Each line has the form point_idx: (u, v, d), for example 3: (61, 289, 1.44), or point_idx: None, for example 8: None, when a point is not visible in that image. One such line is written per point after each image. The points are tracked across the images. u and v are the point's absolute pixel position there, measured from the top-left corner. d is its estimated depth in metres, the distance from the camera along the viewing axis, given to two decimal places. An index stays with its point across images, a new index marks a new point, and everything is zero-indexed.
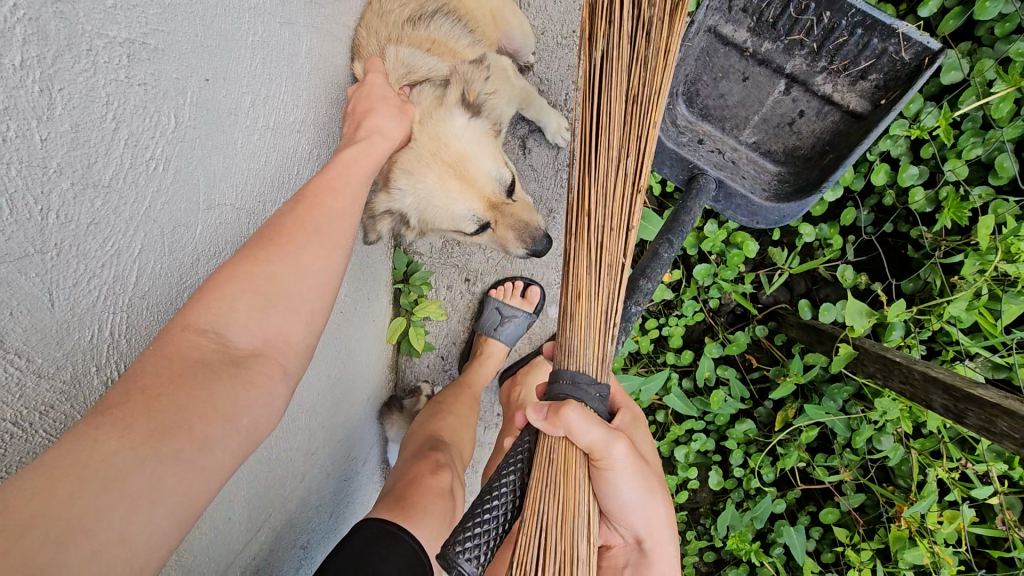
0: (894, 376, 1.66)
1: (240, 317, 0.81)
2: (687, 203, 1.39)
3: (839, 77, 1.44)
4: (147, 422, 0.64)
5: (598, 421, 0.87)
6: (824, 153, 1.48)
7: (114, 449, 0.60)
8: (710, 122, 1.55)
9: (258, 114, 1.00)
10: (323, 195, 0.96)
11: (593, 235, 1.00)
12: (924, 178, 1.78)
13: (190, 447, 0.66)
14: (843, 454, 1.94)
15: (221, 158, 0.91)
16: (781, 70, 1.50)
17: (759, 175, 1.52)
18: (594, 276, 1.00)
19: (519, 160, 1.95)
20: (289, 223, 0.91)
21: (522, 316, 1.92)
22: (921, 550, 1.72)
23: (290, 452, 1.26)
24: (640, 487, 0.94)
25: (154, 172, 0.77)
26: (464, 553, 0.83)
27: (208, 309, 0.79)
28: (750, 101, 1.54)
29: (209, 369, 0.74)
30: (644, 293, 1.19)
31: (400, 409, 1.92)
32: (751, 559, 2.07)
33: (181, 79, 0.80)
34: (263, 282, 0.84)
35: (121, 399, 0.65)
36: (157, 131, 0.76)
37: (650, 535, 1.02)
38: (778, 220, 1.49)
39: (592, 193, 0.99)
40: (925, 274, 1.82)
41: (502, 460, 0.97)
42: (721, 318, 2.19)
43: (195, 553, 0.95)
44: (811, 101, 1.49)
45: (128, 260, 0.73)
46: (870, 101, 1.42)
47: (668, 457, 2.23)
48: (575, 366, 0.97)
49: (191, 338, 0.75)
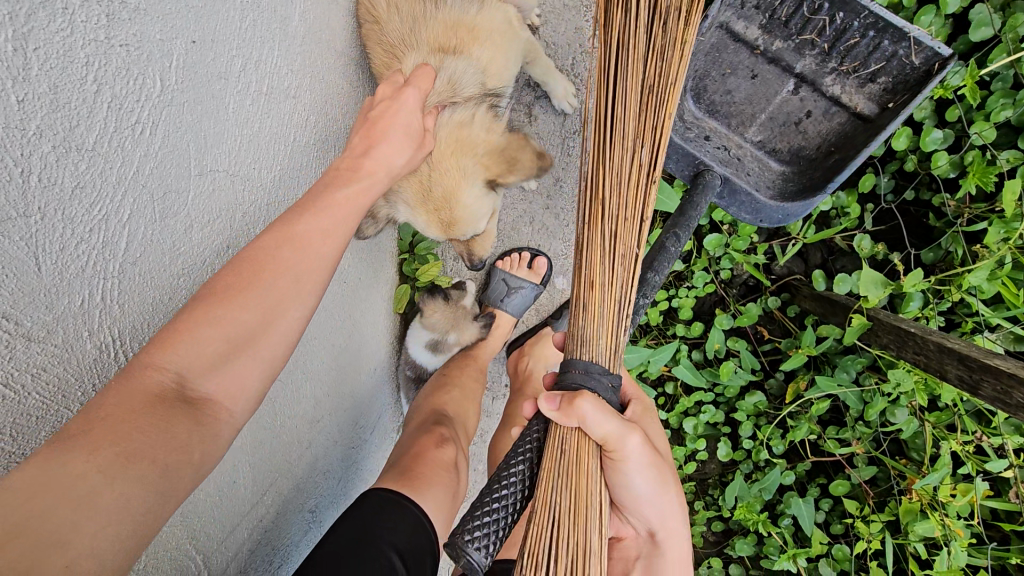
0: (907, 347, 1.62)
1: (204, 358, 0.78)
2: (692, 197, 1.38)
3: (848, 79, 1.40)
4: (112, 448, 0.65)
5: (613, 414, 0.85)
6: (829, 153, 1.45)
7: (82, 469, 0.62)
8: (715, 118, 1.53)
9: (250, 78, 0.99)
10: (306, 237, 0.90)
11: (606, 224, 0.98)
12: (949, 142, 1.68)
13: (155, 474, 0.68)
14: (855, 427, 1.92)
15: (211, 123, 0.90)
16: (791, 69, 1.45)
17: (763, 174, 1.50)
18: (608, 264, 0.98)
19: (525, 128, 1.92)
20: (256, 262, 0.85)
21: (529, 287, 1.90)
22: (933, 522, 1.70)
23: (295, 419, 1.27)
24: (653, 480, 0.94)
25: (141, 137, 0.76)
26: (474, 542, 0.82)
27: (170, 349, 0.75)
28: (757, 98, 1.50)
29: (167, 407, 0.73)
30: (652, 286, 1.16)
31: (444, 299, 1.90)
32: (759, 529, 2.07)
33: (165, 41, 0.78)
34: (229, 331, 0.80)
35: (83, 427, 0.65)
36: (142, 94, 0.75)
37: (662, 528, 1.03)
38: (782, 219, 1.49)
39: (606, 183, 0.98)
40: (947, 243, 1.77)
41: (512, 448, 0.95)
42: (733, 290, 2.15)
43: (200, 514, 0.98)
44: (819, 102, 1.46)
45: (117, 225, 0.73)
46: (878, 104, 1.38)
47: (677, 429, 2.22)
48: (588, 356, 0.94)
49: (153, 376, 0.73)
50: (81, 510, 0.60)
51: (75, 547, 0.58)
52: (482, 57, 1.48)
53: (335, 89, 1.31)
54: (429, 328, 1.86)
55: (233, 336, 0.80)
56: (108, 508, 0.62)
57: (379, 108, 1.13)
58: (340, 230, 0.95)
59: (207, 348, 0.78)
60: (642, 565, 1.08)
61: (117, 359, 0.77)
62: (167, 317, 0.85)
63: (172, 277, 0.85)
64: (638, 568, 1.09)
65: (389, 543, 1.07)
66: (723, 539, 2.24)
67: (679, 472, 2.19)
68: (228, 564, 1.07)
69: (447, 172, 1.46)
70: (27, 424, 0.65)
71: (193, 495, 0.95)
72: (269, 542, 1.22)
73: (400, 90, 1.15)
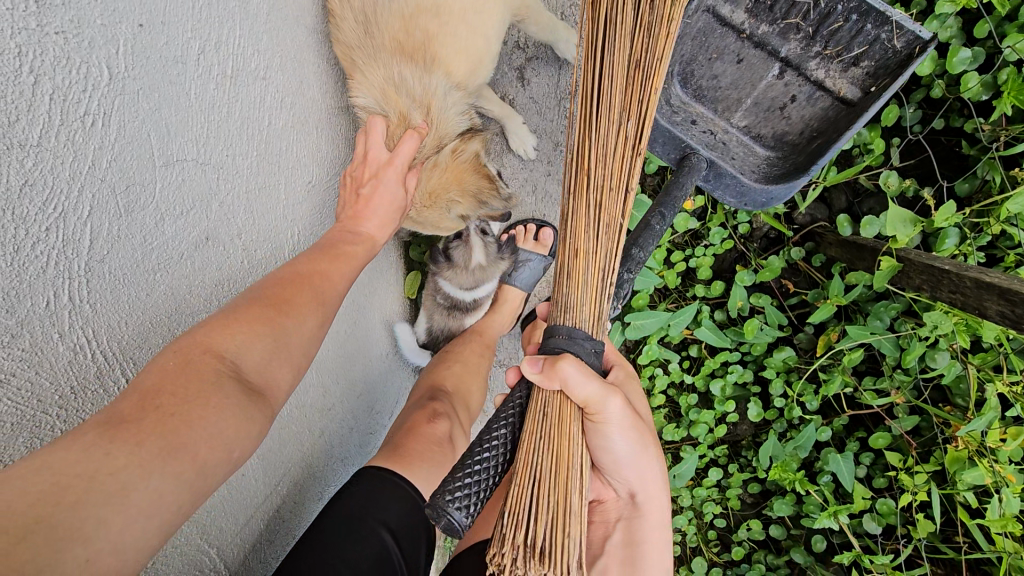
0: (942, 286, 1.52)
1: (257, 355, 0.85)
2: (678, 179, 1.29)
3: (832, 63, 1.32)
4: (157, 440, 0.66)
5: (595, 376, 0.86)
6: (813, 138, 1.37)
7: (122, 463, 0.62)
8: (702, 103, 1.42)
9: (211, 62, 0.95)
10: (330, 273, 1.05)
11: (592, 197, 0.93)
12: (979, 61, 1.55)
13: (192, 473, 0.68)
14: (893, 376, 1.82)
15: (172, 111, 0.86)
16: (776, 53, 1.36)
17: (747, 159, 1.41)
18: (593, 235, 0.93)
19: (518, 93, 1.84)
20: (290, 288, 0.96)
21: (536, 260, 1.82)
22: (982, 469, 1.61)
23: (302, 409, 1.25)
24: (633, 439, 0.94)
25: (93, 128, 0.72)
26: (455, 501, 0.82)
27: (228, 339, 0.82)
28: (743, 84, 1.40)
29: (219, 388, 0.76)
30: (636, 263, 1.12)
31: (446, 258, 1.81)
32: (796, 489, 1.99)
33: (108, 26, 0.74)
34: (279, 333, 0.89)
35: (137, 414, 0.67)
36: (89, 84, 0.72)
37: (642, 489, 1.03)
38: (766, 203, 1.40)
39: (591, 152, 0.91)
40: (983, 171, 1.64)
41: (495, 413, 0.96)
42: (753, 244, 2.05)
43: (207, 510, 0.96)
44: (803, 86, 1.36)
45: (77, 223, 0.71)
46: (861, 88, 1.31)
47: (704, 392, 2.15)
48: (572, 322, 0.92)
49: (212, 363, 0.78)
50: (109, 501, 0.59)
51: (94, 540, 0.56)
52: (444, 67, 1.41)
53: (308, 68, 1.27)
54: (461, 290, 1.81)
55: (280, 339, 0.89)
56: (141, 501, 0.61)
57: (366, 188, 1.24)
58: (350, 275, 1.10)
59: (260, 345, 0.86)
60: (622, 527, 1.07)
61: (94, 360, 0.75)
62: (147, 314, 0.83)
63: (148, 271, 0.83)
64: (617, 530, 1.07)
65: (381, 522, 1.08)
66: (760, 500, 2.17)
67: (710, 436, 2.11)
68: (246, 554, 1.09)
69: (430, 216, 1.51)
70: (2, 432, 0.64)
71: None
72: (285, 531, 1.22)
73: (381, 170, 1.27)
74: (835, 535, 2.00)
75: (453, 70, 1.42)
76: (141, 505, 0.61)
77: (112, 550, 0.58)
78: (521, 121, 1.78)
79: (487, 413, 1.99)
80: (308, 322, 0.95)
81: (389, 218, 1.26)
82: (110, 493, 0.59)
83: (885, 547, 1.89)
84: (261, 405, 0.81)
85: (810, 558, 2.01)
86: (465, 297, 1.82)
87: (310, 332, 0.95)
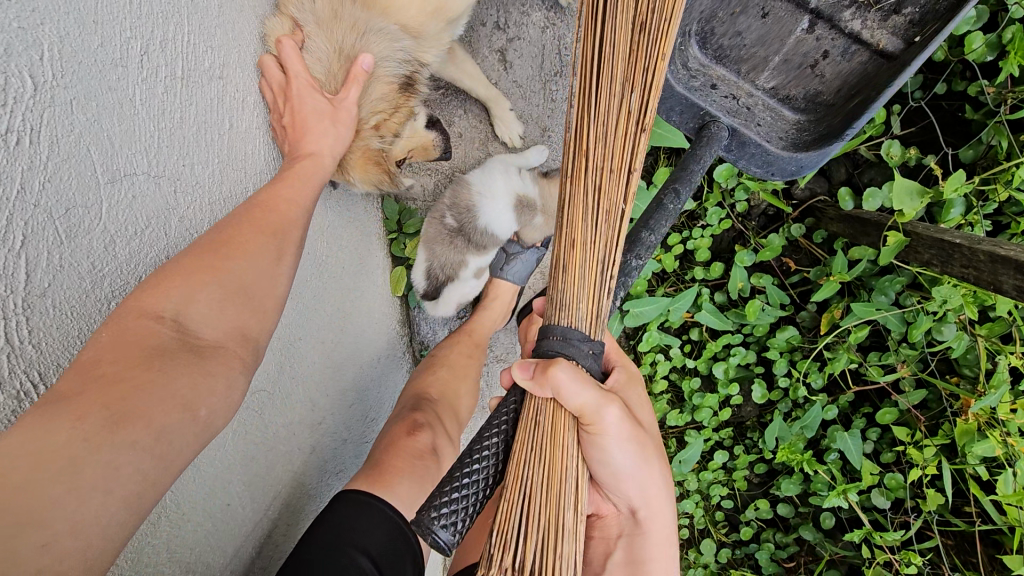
0: (953, 261, 1.47)
1: (203, 306, 0.82)
2: (695, 151, 1.25)
3: (869, 12, 1.27)
4: (103, 411, 0.62)
5: (590, 383, 0.81)
6: (850, 98, 1.32)
7: (64, 440, 0.58)
8: (723, 64, 1.39)
9: (156, 62, 0.86)
10: (281, 205, 1.02)
11: (591, 181, 0.87)
12: (981, 22, 1.50)
13: (149, 439, 0.65)
14: (899, 350, 1.78)
15: (114, 121, 0.78)
16: (805, 4, 1.29)
17: (776, 125, 1.37)
18: (591, 224, 0.87)
19: (502, 77, 1.75)
20: (237, 234, 0.92)
21: (532, 252, 1.73)
22: (993, 441, 1.56)
23: (290, 427, 1.19)
24: (635, 451, 0.90)
25: (18, 147, 0.64)
26: (440, 519, 0.77)
27: (165, 292, 0.78)
28: (770, 40, 1.34)
29: (171, 356, 0.74)
30: (645, 246, 1.08)
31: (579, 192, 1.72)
32: (803, 469, 1.95)
33: (27, 29, 0.65)
34: (223, 277, 0.86)
35: (80, 388, 0.63)
36: (11, 96, 0.63)
37: (644, 503, 0.98)
38: (794, 172, 1.36)
39: (591, 134, 0.86)
40: (988, 136, 1.56)
41: (487, 421, 0.90)
42: (752, 222, 1.98)
43: (191, 546, 0.90)
44: (837, 40, 1.31)
45: (9, 255, 0.63)
46: (903, 39, 1.26)
47: (706, 376, 2.09)
48: (568, 321, 0.86)
49: (155, 325, 0.75)
50: (60, 480, 0.56)
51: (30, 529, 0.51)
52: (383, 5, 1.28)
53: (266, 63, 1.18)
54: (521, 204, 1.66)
55: (227, 283, 0.86)
56: (95, 478, 0.58)
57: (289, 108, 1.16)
58: (305, 205, 1.07)
59: (203, 293, 0.82)
60: (624, 544, 1.01)
61: None
62: None
63: (97, 301, 0.75)
64: (619, 547, 1.01)
65: (360, 550, 1.00)
66: (768, 480, 2.13)
67: (713, 421, 2.05)
68: None
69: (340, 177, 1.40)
70: None
71: (176, 528, 0.88)
72: (280, 558, 1.17)
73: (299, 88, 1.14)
74: (843, 511, 1.95)
75: (392, 8, 1.30)
76: (93, 481, 0.58)
77: (69, 531, 0.55)
78: (507, 106, 1.72)
79: (484, 411, 1.93)
80: (258, 262, 0.91)
81: (328, 130, 1.17)
82: (68, 473, 0.56)
83: (895, 521, 1.84)
84: (221, 360, 0.80)
85: (819, 535, 1.97)
86: (479, 222, 1.65)
87: (266, 270, 0.92)
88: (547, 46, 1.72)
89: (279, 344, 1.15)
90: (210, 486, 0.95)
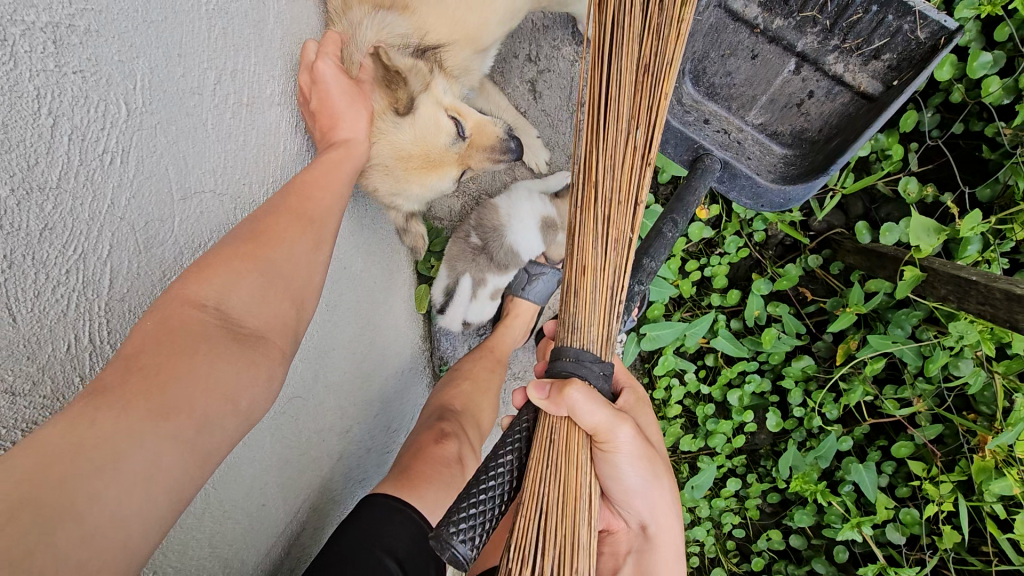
0: (970, 298, 1.50)
1: (242, 297, 0.82)
2: (691, 182, 1.31)
3: (852, 57, 1.32)
4: (144, 404, 0.63)
5: (603, 403, 0.85)
6: (831, 137, 1.38)
7: (109, 431, 0.59)
8: (714, 101, 1.46)
9: (225, 90, 0.94)
10: (312, 191, 1.01)
11: (599, 211, 0.93)
12: (999, 65, 1.54)
13: (191, 430, 0.66)
14: (915, 384, 1.80)
15: (189, 143, 0.85)
16: (792, 48, 1.36)
17: (764, 158, 1.43)
18: (601, 250, 0.92)
19: (531, 105, 1.84)
20: (280, 221, 0.93)
21: (552, 272, 1.78)
22: (1010, 480, 1.56)
23: (321, 433, 1.25)
24: (645, 470, 0.93)
25: (111, 166, 0.71)
26: (458, 534, 0.80)
27: (206, 285, 0.78)
28: (758, 81, 1.42)
29: (210, 340, 0.74)
30: (647, 271, 1.14)
31: None
32: (817, 500, 1.94)
33: (125, 61, 0.73)
34: (267, 267, 0.87)
35: (121, 378, 0.64)
36: (106, 122, 0.71)
37: (653, 520, 1.00)
38: (783, 204, 1.43)
39: (601, 162, 0.92)
40: (1005, 176, 1.59)
41: (500, 440, 0.95)
42: (769, 251, 2.02)
43: (229, 542, 0.95)
44: (821, 81, 1.37)
45: (97, 263, 0.70)
46: (883, 82, 1.31)
47: (722, 401, 2.12)
48: (580, 343, 0.91)
49: (193, 312, 0.75)
50: (100, 471, 0.56)
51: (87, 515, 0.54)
52: (416, 19, 1.39)
53: None
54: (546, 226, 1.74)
55: (269, 275, 0.87)
56: (135, 467, 0.59)
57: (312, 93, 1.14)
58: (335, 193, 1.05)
59: (247, 280, 0.83)
60: (633, 561, 1.03)
61: None
62: None
63: None
64: (627, 564, 1.04)
65: (387, 551, 1.05)
66: (780, 509, 2.12)
67: (727, 447, 2.06)
68: None
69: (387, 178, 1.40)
70: None
71: (219, 524, 0.93)
72: (306, 562, 1.22)
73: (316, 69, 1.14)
74: (857, 545, 1.94)
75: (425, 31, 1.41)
76: (154, 473, 0.61)
77: (115, 524, 0.56)
78: (534, 134, 1.80)
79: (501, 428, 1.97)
80: (297, 247, 0.92)
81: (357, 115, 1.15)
82: (124, 468, 0.58)
83: (910, 558, 1.83)
84: (262, 349, 0.81)
85: (833, 568, 1.95)
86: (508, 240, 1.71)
87: (305, 255, 0.93)
88: (575, 80, 1.81)
89: (315, 353, 1.22)
90: (248, 487, 1.00)
